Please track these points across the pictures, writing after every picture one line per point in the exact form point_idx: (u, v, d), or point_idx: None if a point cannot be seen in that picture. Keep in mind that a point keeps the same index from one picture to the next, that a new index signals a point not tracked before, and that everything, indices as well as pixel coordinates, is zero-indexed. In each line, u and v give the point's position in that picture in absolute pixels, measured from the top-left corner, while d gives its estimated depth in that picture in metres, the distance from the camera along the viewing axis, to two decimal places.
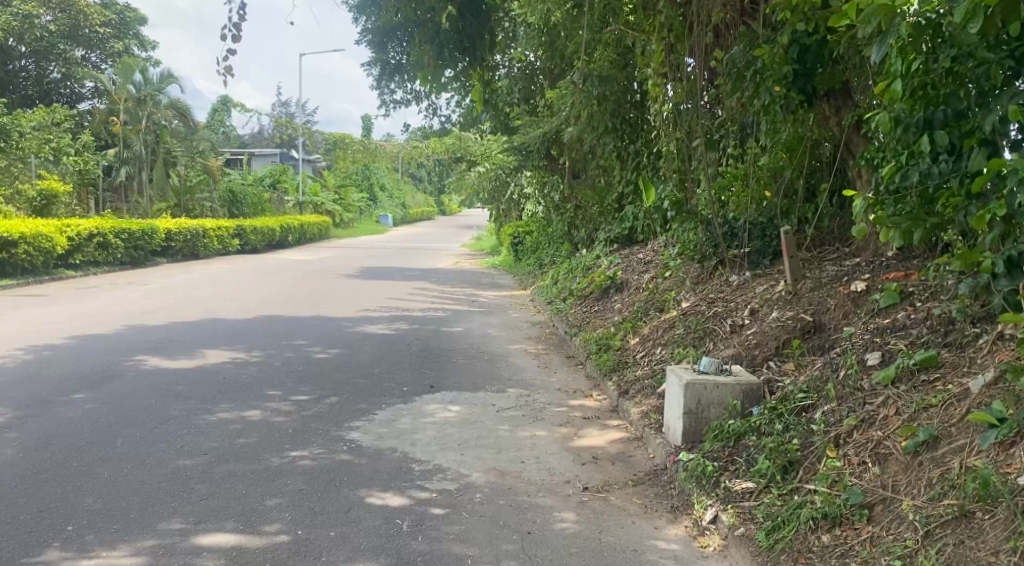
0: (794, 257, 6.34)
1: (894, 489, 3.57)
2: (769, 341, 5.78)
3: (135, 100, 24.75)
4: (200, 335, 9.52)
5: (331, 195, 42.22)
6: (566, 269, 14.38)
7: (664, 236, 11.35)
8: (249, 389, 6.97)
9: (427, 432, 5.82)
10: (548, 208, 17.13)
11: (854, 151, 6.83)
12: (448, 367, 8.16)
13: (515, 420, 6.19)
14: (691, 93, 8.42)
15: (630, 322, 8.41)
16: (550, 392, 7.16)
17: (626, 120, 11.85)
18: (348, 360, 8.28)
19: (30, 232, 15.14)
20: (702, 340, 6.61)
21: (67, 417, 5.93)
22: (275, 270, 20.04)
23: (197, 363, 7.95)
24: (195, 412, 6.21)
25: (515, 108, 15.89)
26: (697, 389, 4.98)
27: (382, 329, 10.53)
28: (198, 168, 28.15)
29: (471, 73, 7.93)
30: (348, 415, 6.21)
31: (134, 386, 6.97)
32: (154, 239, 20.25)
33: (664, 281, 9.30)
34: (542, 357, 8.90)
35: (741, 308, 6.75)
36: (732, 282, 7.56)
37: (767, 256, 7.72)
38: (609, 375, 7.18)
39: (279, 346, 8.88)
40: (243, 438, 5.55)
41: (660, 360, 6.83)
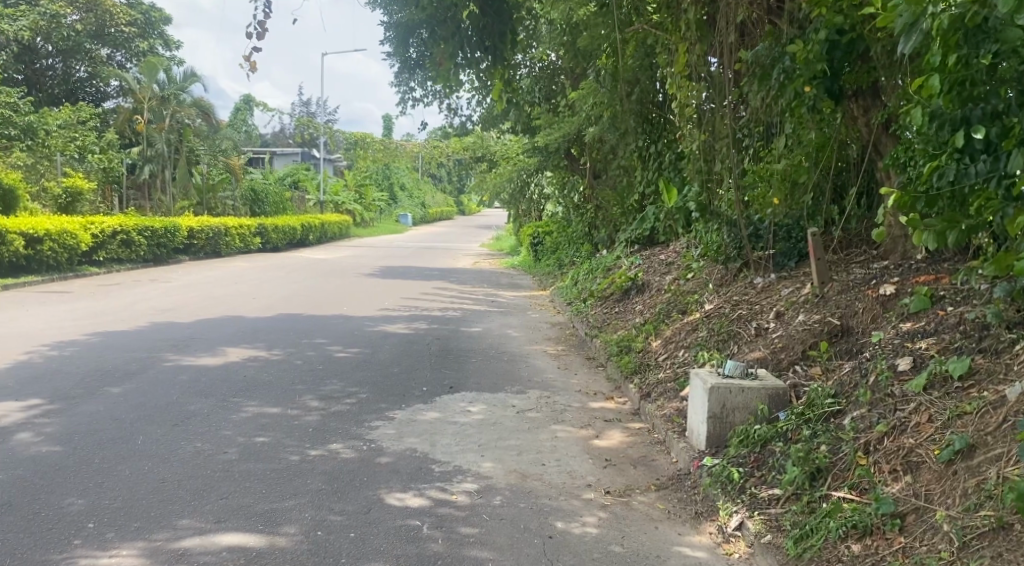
0: (822, 259, 6.23)
1: (927, 499, 3.48)
2: (795, 345, 5.70)
3: (158, 99, 24.99)
4: (221, 332, 9.54)
5: (352, 195, 42.36)
6: (586, 270, 14.31)
7: (686, 238, 11.26)
8: (268, 388, 6.95)
9: (447, 432, 5.78)
10: (569, 209, 17.06)
11: (883, 152, 6.72)
12: (467, 367, 8.11)
13: (535, 422, 6.14)
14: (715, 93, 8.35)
15: (653, 324, 8.32)
16: (570, 394, 7.09)
17: (648, 119, 11.76)
18: (367, 360, 8.26)
19: (55, 229, 15.26)
20: (726, 343, 6.52)
21: (90, 414, 5.94)
22: (296, 268, 20.09)
23: (218, 361, 7.95)
24: (216, 409, 6.21)
25: (536, 107, 15.86)
26: (722, 393, 4.93)
27: (401, 328, 10.52)
28: (220, 167, 28.34)
29: (493, 72, 7.89)
30: (367, 414, 6.17)
31: (154, 383, 6.97)
32: (177, 236, 20.37)
33: (687, 282, 9.22)
34: (563, 358, 8.84)
35: (766, 311, 6.66)
36: (757, 285, 7.48)
37: (793, 258, 7.69)
38: (630, 377, 7.11)
39: (300, 345, 8.87)
40: (263, 436, 5.54)
41: (683, 363, 6.76)
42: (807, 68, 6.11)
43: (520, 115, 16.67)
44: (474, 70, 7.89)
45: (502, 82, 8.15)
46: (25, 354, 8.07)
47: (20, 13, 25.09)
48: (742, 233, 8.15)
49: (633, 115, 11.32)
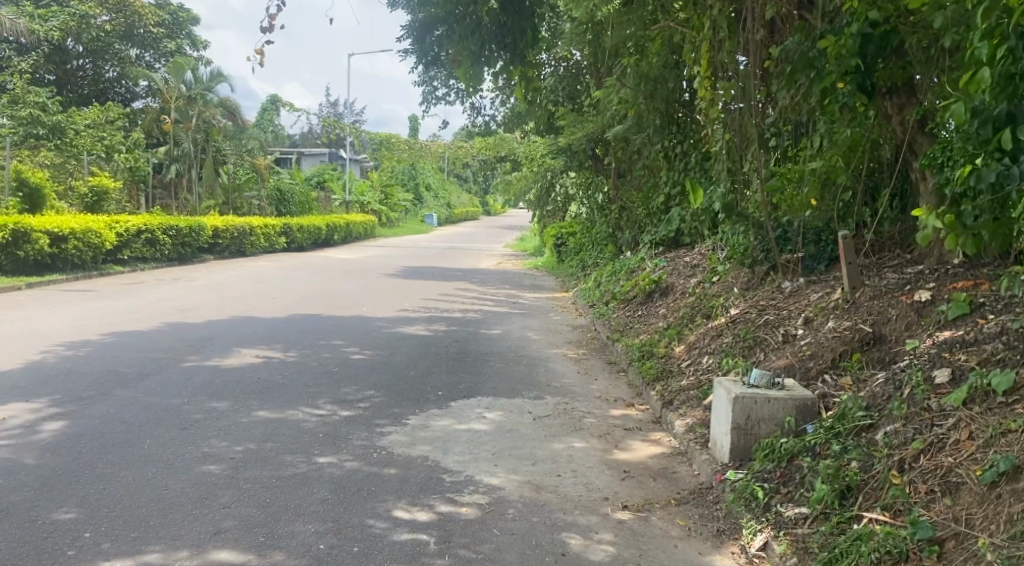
0: (853, 263, 5.96)
1: (968, 524, 3.24)
2: (824, 353, 5.46)
3: (185, 99, 25.11)
4: (238, 333, 9.43)
5: (377, 194, 42.39)
6: (609, 272, 14.10)
7: (712, 240, 11.00)
8: (281, 390, 6.82)
9: (460, 439, 5.60)
10: (593, 210, 16.86)
11: (918, 152, 6.44)
12: (485, 371, 7.94)
13: (552, 430, 5.94)
14: (743, 91, 8.13)
15: (676, 328, 8.08)
16: (589, 400, 6.89)
17: (674, 118, 11.49)
18: (384, 362, 8.11)
19: (80, 228, 15.27)
20: (752, 350, 6.28)
21: (98, 416, 5.83)
22: (319, 268, 20.04)
23: (232, 362, 7.84)
24: (226, 413, 6.08)
25: (559, 107, 15.67)
26: (747, 403, 4.71)
27: (420, 330, 10.37)
28: (246, 167, 28.44)
29: (513, 71, 7.68)
30: (380, 419, 6.02)
31: (165, 385, 6.86)
32: (202, 236, 20.40)
33: (712, 286, 8.97)
34: (583, 362, 8.64)
35: (795, 317, 6.40)
36: (785, 289, 7.21)
37: (822, 261, 7.44)
38: (652, 383, 6.89)
39: (316, 347, 8.74)
40: (271, 441, 5.39)
41: (707, 369, 6.52)
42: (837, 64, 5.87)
43: (544, 115, 16.49)
44: (493, 68, 7.69)
45: (523, 80, 7.94)
46: (40, 353, 8.00)
47: (50, 13, 25.31)
48: (770, 235, 7.90)
49: (658, 114, 11.09)
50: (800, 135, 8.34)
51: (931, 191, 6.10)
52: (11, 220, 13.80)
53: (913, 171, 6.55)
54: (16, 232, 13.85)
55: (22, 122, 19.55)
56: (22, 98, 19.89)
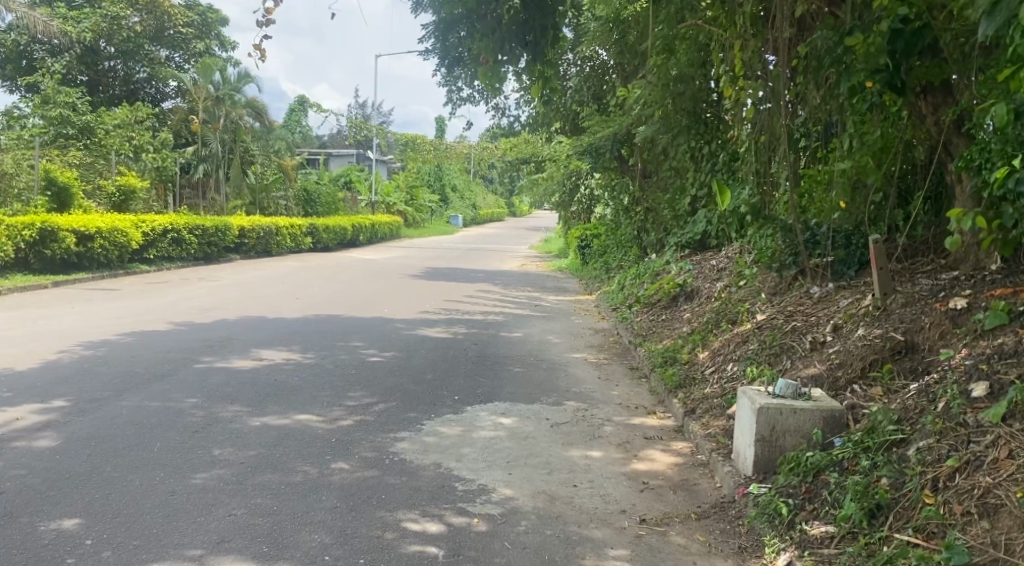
0: (885, 268, 5.73)
1: (1007, 551, 3.05)
2: (853, 362, 5.26)
3: (213, 99, 25.25)
4: (257, 334, 9.37)
5: (404, 195, 42.44)
6: (634, 275, 13.91)
7: (739, 243, 10.77)
8: (296, 393, 6.72)
9: (474, 446, 5.46)
10: (618, 211, 16.67)
11: (953, 153, 6.18)
12: (503, 375, 7.80)
13: (570, 438, 5.77)
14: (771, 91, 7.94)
15: (701, 334, 7.87)
16: (609, 407, 6.72)
17: (701, 118, 11.27)
18: (401, 365, 8.00)
19: (106, 227, 15.32)
20: (778, 358, 6.08)
21: (111, 418, 5.77)
22: (344, 268, 20.02)
23: (249, 363, 7.76)
24: (238, 417, 5.99)
25: (585, 107, 15.51)
26: (771, 414, 4.53)
27: (440, 332, 10.26)
28: (273, 167, 28.55)
29: (534, 70, 7.54)
30: (394, 424, 5.90)
31: (180, 387, 6.79)
32: (228, 235, 20.46)
33: (738, 290, 8.77)
34: (604, 367, 8.47)
35: (823, 323, 6.20)
36: (813, 295, 6.99)
37: (853, 266, 7.14)
38: (674, 390, 6.71)
39: (334, 348, 8.65)
40: (281, 446, 5.28)
41: (731, 377, 6.33)
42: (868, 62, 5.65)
43: (569, 115, 16.34)
44: (513, 67, 7.54)
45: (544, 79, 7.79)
46: (59, 353, 7.98)
47: (82, 14, 25.59)
48: (798, 238, 7.67)
49: (685, 115, 10.89)
50: (831, 136, 8.13)
51: (967, 194, 5.86)
52: (38, 219, 13.87)
53: (949, 173, 6.31)
54: (43, 232, 13.91)
55: (53, 122, 19.72)
56: (52, 99, 20.04)
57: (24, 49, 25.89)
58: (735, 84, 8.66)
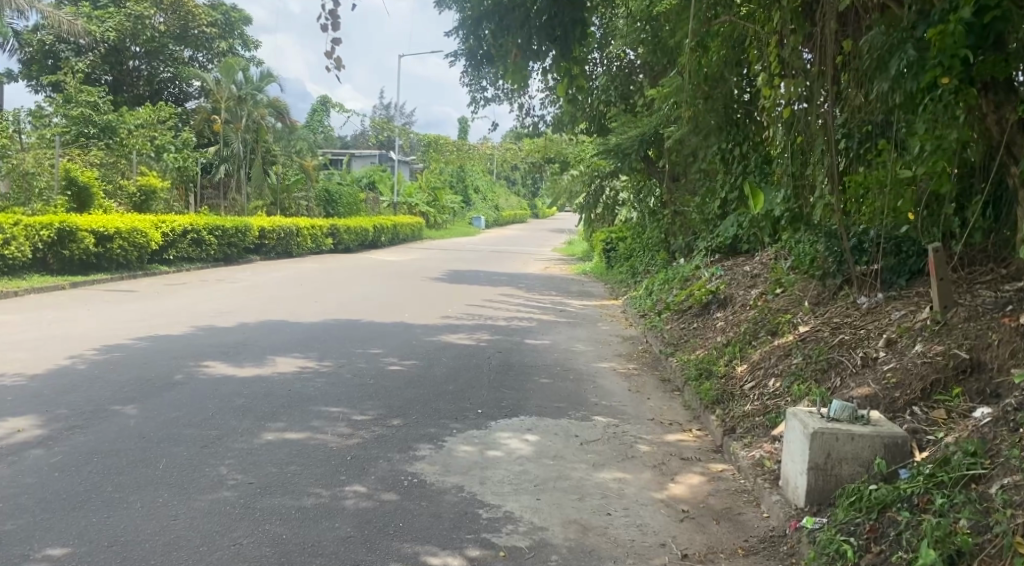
0: (946, 279, 5.31)
1: None
2: (912, 381, 4.87)
3: (236, 99, 25.10)
4: (274, 339, 9.06)
5: (425, 196, 42.21)
6: (661, 280, 13.52)
7: (774, 248, 10.35)
8: (312, 405, 6.39)
9: (499, 467, 5.10)
10: (645, 215, 16.27)
11: (1017, 154, 5.74)
12: (528, 387, 7.43)
13: (601, 458, 5.39)
14: (813, 89, 7.50)
15: (737, 345, 7.45)
16: (640, 424, 6.33)
17: (733, 119, 10.76)
18: (422, 375, 7.66)
19: (126, 227, 15.08)
20: (826, 374, 5.67)
21: (116, 431, 5.45)
22: (365, 270, 19.72)
23: (264, 371, 7.44)
24: (250, 431, 5.66)
25: (612, 108, 15.14)
26: (827, 440, 4.14)
27: (462, 338, 9.92)
28: (295, 167, 28.33)
29: (562, 66, 7.19)
30: (413, 441, 5.55)
31: (191, 396, 6.47)
32: (248, 236, 20.24)
33: (776, 298, 8.36)
34: (634, 378, 8.07)
35: (875, 337, 5.79)
36: (861, 305, 6.57)
37: (903, 275, 6.72)
38: (711, 406, 6.31)
39: (352, 355, 8.31)
40: (293, 465, 4.94)
41: (774, 394, 5.93)
42: (943, 54, 5.23)
43: (595, 116, 15.95)
44: (540, 63, 7.19)
45: (569, 75, 7.40)
46: (69, 358, 7.69)
47: (107, 13, 25.50)
48: (841, 245, 7.26)
49: (715, 115, 10.47)
50: (876, 136, 7.69)
51: None
52: (57, 219, 13.64)
53: (1012, 177, 5.84)
54: (61, 232, 13.69)
55: (75, 121, 19.56)
56: (75, 98, 19.83)
57: (50, 49, 25.86)
58: (772, 81, 8.24)
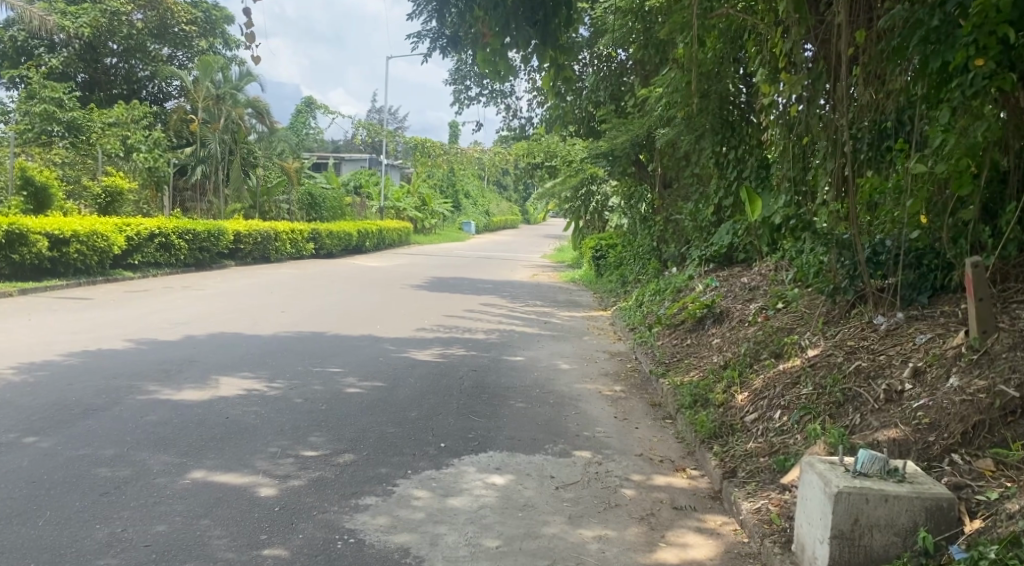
0: (987, 300, 4.50)
1: None
2: (950, 422, 4.08)
3: (214, 98, 24.29)
4: (224, 357, 8.20)
5: (413, 201, 41.29)
6: (651, 290, 12.73)
7: (773, 258, 9.55)
8: (248, 437, 5.55)
9: (456, 520, 4.28)
10: (637, 221, 15.51)
11: None
12: (501, 413, 6.61)
13: (578, 508, 4.58)
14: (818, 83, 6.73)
15: (736, 369, 6.62)
16: (626, 461, 5.51)
17: (728, 121, 9.91)
18: (383, 398, 6.83)
19: (84, 231, 14.15)
20: (842, 410, 4.88)
21: (3, 473, 4.59)
22: (343, 277, 18.86)
23: (205, 395, 6.61)
24: (167, 470, 4.83)
25: (602, 108, 14.34)
26: (855, 502, 3.35)
27: (433, 355, 9.09)
28: (276, 170, 27.41)
29: (545, 55, 6.34)
30: (359, 485, 4.75)
31: (108, 424, 5.61)
32: (222, 240, 19.30)
33: (778, 316, 7.57)
34: (621, 403, 7.24)
35: (899, 365, 4.99)
36: (880, 326, 5.76)
37: (924, 291, 5.94)
38: (708, 442, 5.50)
39: (308, 376, 7.47)
40: (207, 518, 4.12)
41: (781, 430, 5.13)
42: (979, 31, 4.50)
43: (584, 118, 15.18)
44: (521, 53, 6.35)
45: (556, 59, 6.46)
46: None
47: (81, 8, 24.48)
48: (855, 258, 6.42)
49: (712, 117, 9.70)
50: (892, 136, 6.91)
51: None
52: (5, 220, 12.73)
53: None
54: (11, 234, 12.76)
55: (37, 118, 18.28)
56: (37, 94, 18.73)
57: (22, 46, 24.84)
58: (772, 78, 7.49)
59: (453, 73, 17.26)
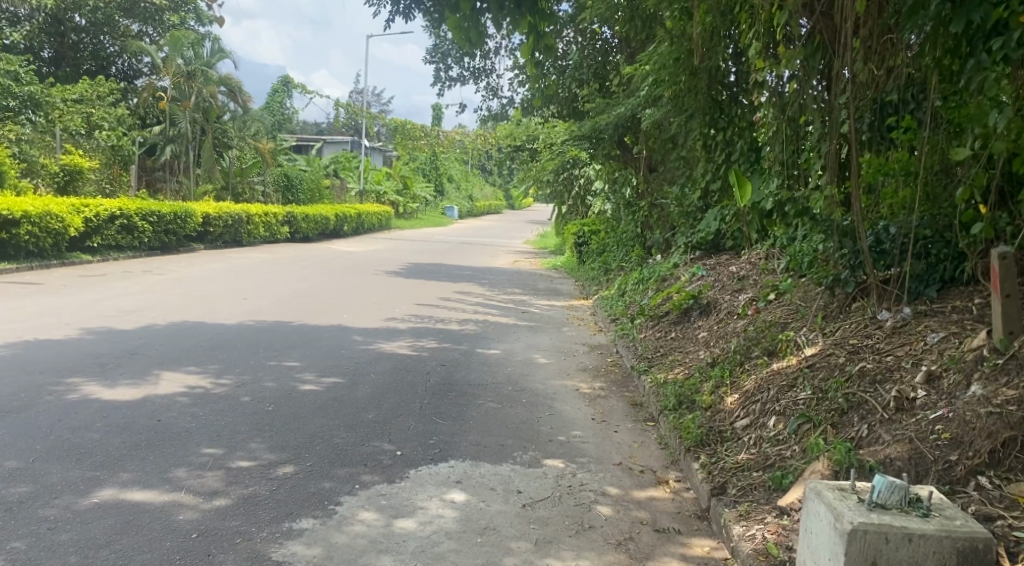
0: (1012, 297, 3.95)
1: None
2: (975, 438, 3.53)
3: (184, 75, 22.98)
4: (170, 349, 7.56)
5: (393, 185, 40.44)
6: (635, 279, 12.16)
7: (765, 245, 9.00)
8: (179, 444, 4.96)
9: (403, 550, 3.77)
10: (621, 207, 15.01)
11: None
12: (468, 414, 6.02)
13: (545, 531, 4.03)
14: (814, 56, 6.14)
15: (724, 367, 6.05)
16: (603, 471, 4.95)
17: (715, 101, 9.23)
18: (338, 397, 6.25)
19: (37, 211, 13.39)
20: (845, 418, 4.34)
21: None
22: (315, 261, 18.15)
23: (141, 392, 6.02)
24: (78, 487, 4.28)
25: (586, 88, 13.71)
26: (872, 543, 2.79)
27: (400, 347, 8.49)
28: (250, 150, 26.60)
29: (518, 17, 5.69)
30: (297, 505, 4.20)
31: (20, 430, 5.00)
32: (189, 223, 18.55)
33: (770, 308, 7.01)
34: (599, 402, 6.66)
35: (910, 368, 4.45)
36: (885, 323, 5.20)
37: (932, 284, 5.41)
38: (694, 450, 4.94)
39: (260, 371, 6.87)
40: (106, 550, 3.66)
41: (776, 440, 4.58)
42: None
43: (567, 98, 14.56)
44: (493, 17, 5.72)
45: (533, 24, 5.82)
46: None
47: None
48: (856, 244, 5.79)
49: (702, 97, 9.11)
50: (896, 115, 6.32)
51: None
52: None
53: None
54: None
55: None
56: None
57: None
58: (766, 54, 6.83)
59: (431, 51, 16.54)
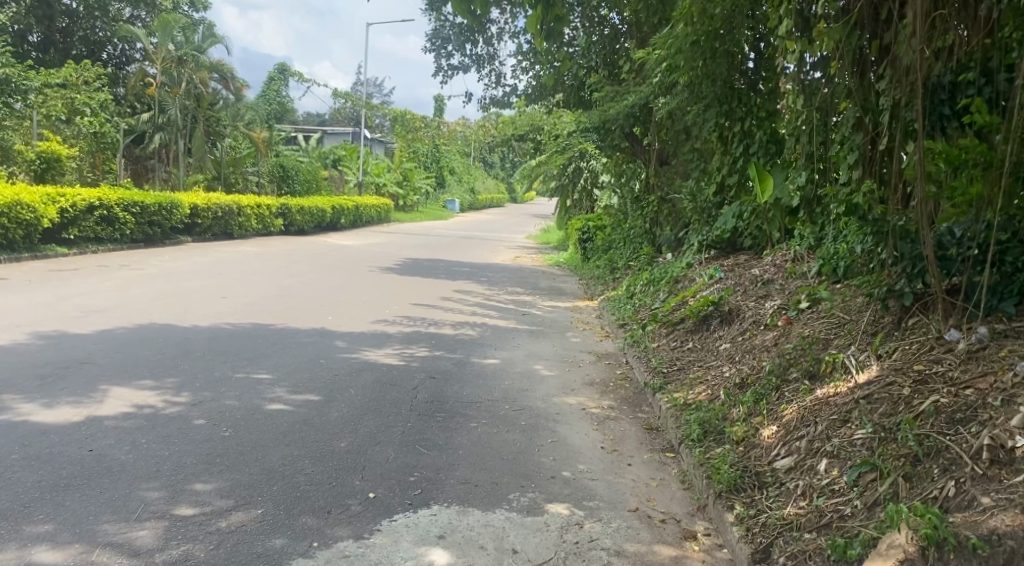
0: None
1: None
2: None
3: (174, 61, 21.96)
4: (126, 358, 6.71)
5: (393, 177, 39.40)
6: (644, 279, 11.28)
7: (792, 245, 8.11)
8: (111, 482, 4.13)
9: None
10: (629, 201, 14.14)
11: None
12: (458, 441, 5.18)
13: None
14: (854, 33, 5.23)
15: (757, 391, 5.19)
16: (619, 520, 4.10)
17: (731, 89, 8.35)
18: (309, 419, 5.40)
19: (5, 200, 12.54)
20: (924, 469, 3.49)
21: None
22: (307, 256, 17.30)
23: (80, 412, 5.18)
24: None
25: (592, 73, 12.97)
26: None
27: (386, 355, 7.64)
28: (244, 139, 25.74)
29: None
30: None
31: None
32: (175, 214, 17.69)
33: (804, 318, 6.15)
34: (609, 425, 5.81)
35: (999, 407, 3.60)
36: (956, 346, 4.34)
37: (1010, 298, 4.56)
38: (729, 497, 4.08)
39: (224, 386, 6.03)
40: None
41: (832, 491, 3.73)
42: None
43: (574, 86, 13.68)
44: None
45: None
46: None
47: None
48: (917, 246, 4.81)
49: (721, 85, 8.27)
50: None
51: None
52: None
53: None
54: None
55: None
56: None
57: None
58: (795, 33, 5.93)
59: (432, 36, 15.62)
